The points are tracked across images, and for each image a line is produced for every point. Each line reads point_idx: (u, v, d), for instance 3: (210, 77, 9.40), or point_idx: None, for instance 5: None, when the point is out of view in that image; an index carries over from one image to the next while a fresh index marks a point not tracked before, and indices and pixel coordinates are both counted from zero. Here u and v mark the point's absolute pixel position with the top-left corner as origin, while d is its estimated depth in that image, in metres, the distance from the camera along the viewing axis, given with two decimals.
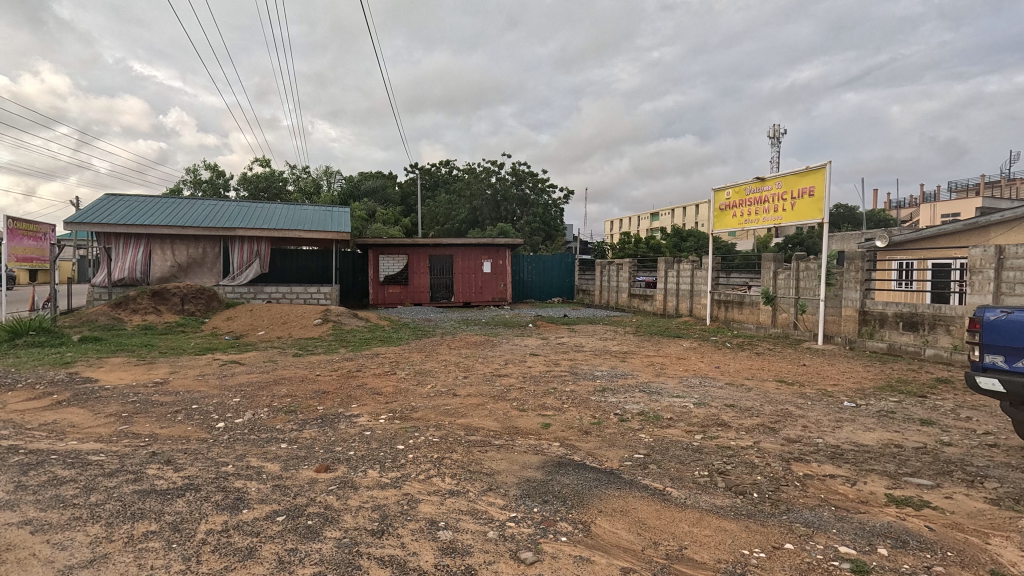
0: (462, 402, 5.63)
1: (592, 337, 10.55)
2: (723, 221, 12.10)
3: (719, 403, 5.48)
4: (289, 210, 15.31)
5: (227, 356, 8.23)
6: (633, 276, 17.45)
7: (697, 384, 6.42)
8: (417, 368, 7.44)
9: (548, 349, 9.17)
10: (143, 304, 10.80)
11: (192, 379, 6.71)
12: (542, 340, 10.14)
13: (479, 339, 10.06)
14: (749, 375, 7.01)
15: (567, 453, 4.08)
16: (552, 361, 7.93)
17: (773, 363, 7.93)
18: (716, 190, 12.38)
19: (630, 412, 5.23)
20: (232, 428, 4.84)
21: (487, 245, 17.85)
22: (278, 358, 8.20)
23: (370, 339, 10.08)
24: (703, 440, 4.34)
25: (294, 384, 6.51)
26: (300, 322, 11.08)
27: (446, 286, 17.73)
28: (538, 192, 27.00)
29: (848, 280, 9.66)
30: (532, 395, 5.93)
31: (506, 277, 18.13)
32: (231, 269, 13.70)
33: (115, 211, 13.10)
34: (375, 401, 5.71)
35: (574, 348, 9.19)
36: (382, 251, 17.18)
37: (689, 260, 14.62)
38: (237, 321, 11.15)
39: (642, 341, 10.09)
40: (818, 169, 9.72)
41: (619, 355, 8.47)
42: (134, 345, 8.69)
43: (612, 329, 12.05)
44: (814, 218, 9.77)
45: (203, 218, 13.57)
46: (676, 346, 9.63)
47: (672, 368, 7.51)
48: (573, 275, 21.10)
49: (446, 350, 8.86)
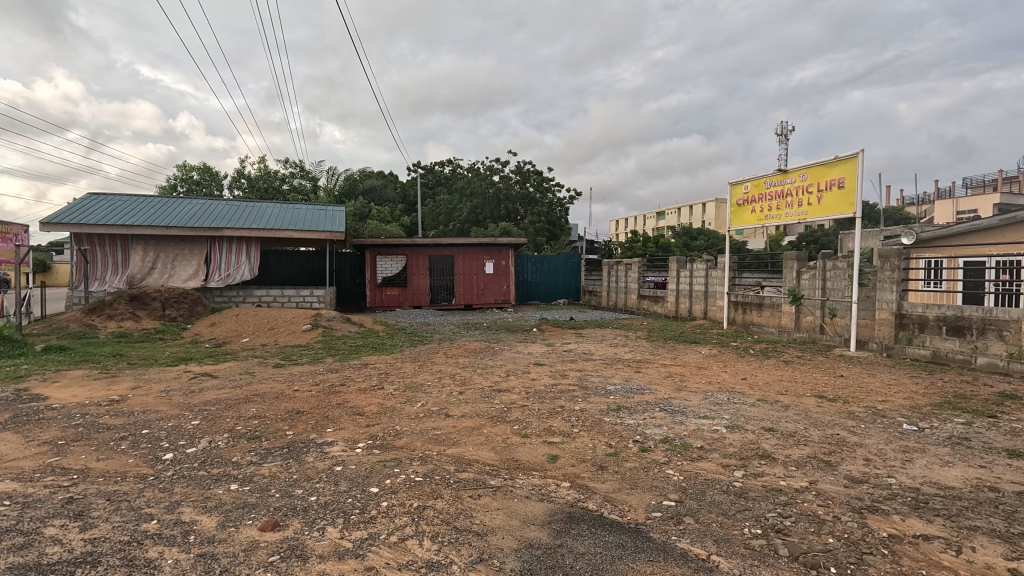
0: (455, 425, 4.84)
1: (602, 343, 9.75)
2: (741, 218, 11.26)
3: (755, 427, 4.67)
4: (281, 209, 14.61)
5: (202, 367, 7.50)
6: (643, 276, 16.60)
7: (726, 402, 5.60)
8: (409, 381, 6.66)
9: (555, 357, 8.36)
10: (120, 310, 10.11)
11: (154, 396, 5.96)
12: (547, 347, 9.34)
13: (479, 347, 9.26)
14: (783, 390, 6.18)
15: (580, 499, 3.29)
16: (559, 372, 7.13)
17: (805, 373, 7.09)
18: (733, 184, 11.53)
19: (652, 438, 4.43)
20: (180, 461, 4.08)
21: (489, 245, 17.07)
22: (257, 369, 7.47)
23: (362, 347, 9.33)
24: (746, 480, 3.54)
25: (268, 402, 5.76)
26: (288, 328, 10.35)
27: (447, 288, 16.96)
28: (542, 191, 26.16)
29: (883, 280, 8.80)
30: (536, 415, 5.15)
31: (510, 277, 17.36)
32: (219, 271, 13.01)
33: (97, 210, 12.43)
34: (354, 424, 4.94)
35: (583, 357, 8.37)
36: (379, 251, 16.44)
37: (703, 259, 13.81)
38: (221, 327, 10.44)
39: (657, 348, 9.27)
40: (849, 158, 8.84)
41: (634, 365, 7.67)
42: (103, 355, 7.98)
43: (622, 333, 11.24)
44: (845, 212, 8.91)
45: (189, 217, 12.89)
46: (694, 353, 8.80)
47: (694, 381, 6.70)
48: (579, 276, 20.27)
49: (442, 360, 8.08)
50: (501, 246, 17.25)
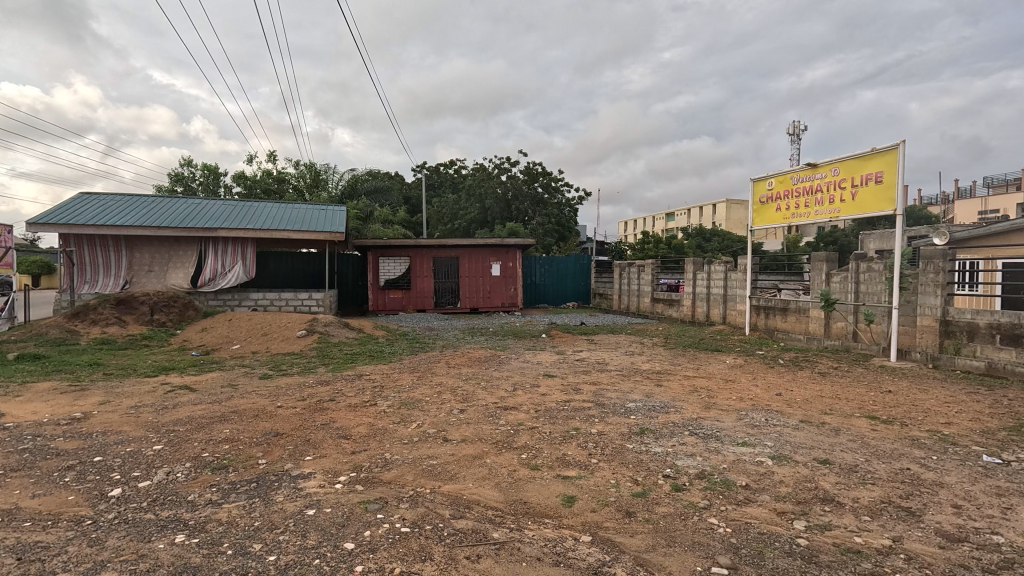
0: (454, 454, 4.18)
1: (616, 352, 9.04)
2: (766, 216, 10.53)
3: (807, 458, 3.96)
4: (279, 208, 14.08)
5: (183, 378, 6.90)
6: (656, 279, 15.91)
7: (765, 424, 4.88)
8: (405, 395, 6.01)
9: (566, 368, 7.66)
10: (105, 315, 9.55)
11: (121, 414, 5.35)
12: (558, 356, 8.65)
13: (484, 355, 8.59)
14: (827, 409, 5.45)
15: (606, 562, 2.60)
16: (571, 386, 6.45)
17: (847, 388, 6.35)
18: (755, 180, 10.80)
19: (686, 472, 3.73)
20: (127, 500, 3.45)
21: (496, 246, 16.41)
22: (242, 381, 6.84)
23: (359, 355, 8.70)
24: (811, 535, 2.84)
25: (245, 421, 5.12)
26: (282, 334, 9.76)
27: (452, 291, 16.35)
28: (551, 191, 25.46)
29: (925, 283, 8.02)
30: (547, 440, 4.47)
31: (517, 280, 16.70)
32: (215, 272, 12.51)
33: (88, 210, 11.95)
34: (338, 451, 4.29)
35: (597, 367, 7.66)
36: (381, 253, 15.85)
37: (721, 261, 13.08)
38: (212, 333, 9.88)
39: (676, 357, 8.56)
40: (889, 150, 8.11)
41: (654, 378, 6.97)
42: (79, 364, 7.41)
43: (637, 340, 10.53)
44: (884, 210, 8.16)
45: (183, 217, 12.38)
46: (718, 363, 8.06)
47: (724, 397, 5.98)
48: (589, 278, 19.58)
49: (443, 370, 7.44)
50: (508, 247, 16.60)
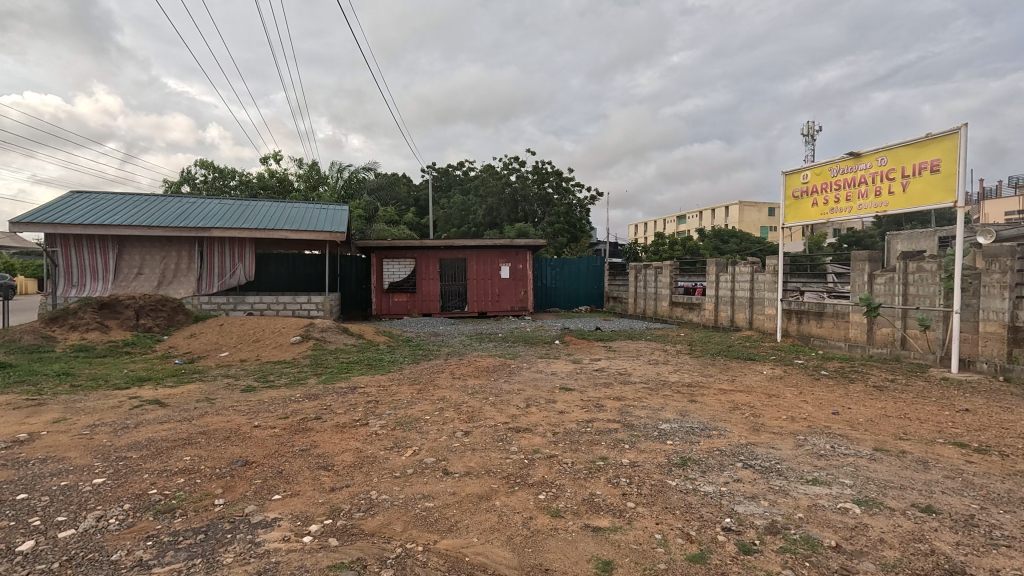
0: (456, 494, 3.37)
1: (638, 361, 8.19)
2: (800, 212, 9.66)
3: (904, 505, 3.10)
4: (278, 208, 13.42)
5: (156, 390, 6.18)
6: (675, 281, 15.06)
7: (834, 454, 4.01)
8: (402, 413, 5.22)
9: (583, 380, 6.83)
10: (86, 319, 8.90)
11: (72, 435, 4.61)
12: (575, 366, 7.83)
13: (493, 364, 7.79)
14: (902, 433, 4.56)
15: None
16: (592, 403, 5.63)
17: (914, 405, 5.46)
18: (788, 173, 9.93)
19: (752, 525, 2.89)
20: (34, 559, 2.68)
21: (505, 247, 15.65)
22: (222, 393, 6.10)
23: (355, 364, 7.94)
24: None
25: (211, 445, 4.35)
26: (274, 341, 9.05)
27: (459, 294, 15.61)
28: (562, 191, 24.64)
29: (990, 285, 7.09)
30: (570, 475, 3.64)
31: (527, 282, 15.90)
32: (211, 277, 11.99)
33: (76, 209, 11.36)
34: (314, 488, 3.51)
35: (619, 380, 6.82)
36: (385, 254, 15.14)
37: (747, 263, 12.20)
38: (200, 340, 9.20)
39: (707, 367, 7.71)
40: (947, 135, 7.21)
41: (686, 392, 6.12)
42: (47, 374, 6.72)
43: (659, 347, 9.66)
44: (941, 202, 7.26)
45: (176, 216, 11.75)
46: (754, 375, 7.17)
47: (773, 416, 5.11)
48: (602, 281, 18.72)
49: (447, 382, 6.66)
50: (518, 248, 15.81)
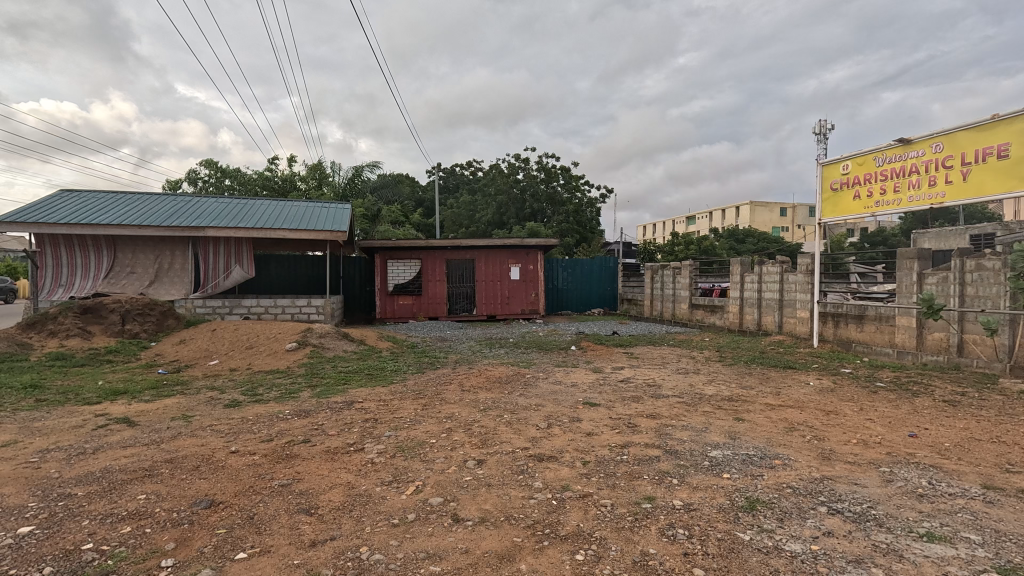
0: (469, 555, 2.62)
1: (666, 370, 7.41)
2: (840, 206, 8.86)
3: None
4: (277, 206, 12.77)
5: (129, 405, 5.50)
6: (694, 283, 14.24)
7: (938, 495, 3.22)
8: (404, 435, 4.49)
9: (609, 393, 6.07)
10: (66, 325, 8.27)
11: (15, 463, 3.92)
12: (597, 376, 7.07)
13: (506, 374, 7.05)
14: (1008, 464, 3.75)
15: None
16: (623, 423, 4.87)
17: (1006, 426, 4.63)
18: (825, 163, 9.13)
19: None
20: None
21: (515, 247, 14.90)
22: (201, 409, 5.39)
23: (354, 374, 7.22)
24: None
25: (174, 478, 3.63)
26: (268, 348, 8.37)
27: (467, 297, 14.89)
28: (572, 189, 23.85)
29: None
30: (611, 525, 2.89)
31: (539, 284, 15.15)
32: (207, 276, 11.37)
33: (63, 208, 10.76)
34: (290, 543, 2.77)
35: (649, 393, 6.05)
36: (390, 255, 14.47)
37: (776, 262, 11.36)
38: (189, 347, 8.54)
39: (744, 378, 6.92)
40: (1017, 116, 6.40)
41: (729, 409, 5.35)
42: (12, 386, 6.06)
43: (686, 354, 8.85)
44: (1012, 190, 6.43)
45: (169, 215, 11.13)
46: (801, 387, 6.36)
47: (841, 441, 4.32)
48: (615, 282, 17.93)
49: (456, 395, 5.92)
50: (529, 249, 15.09)
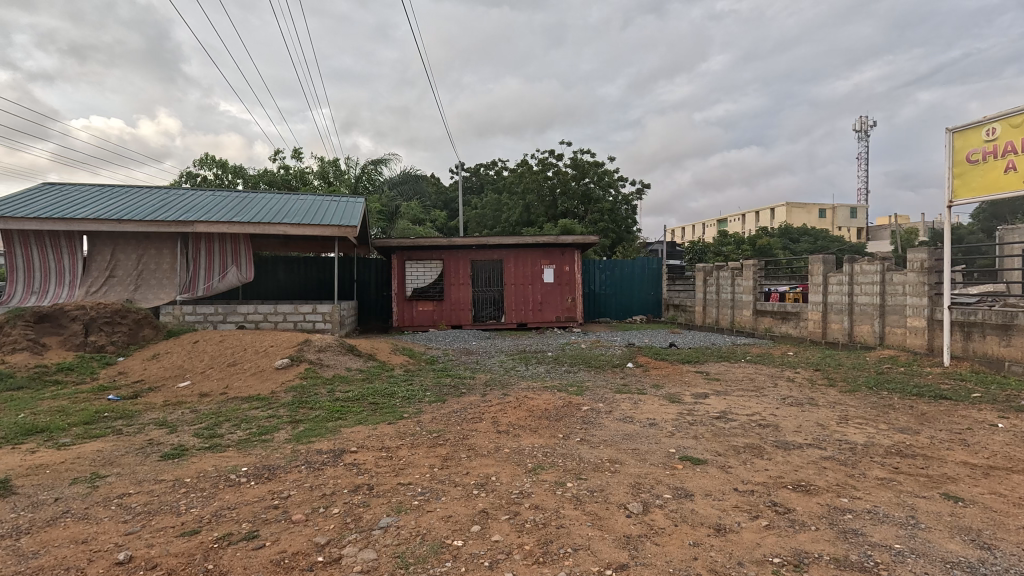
0: None
1: (771, 401, 5.49)
2: (982, 182, 6.83)
3: None
4: (281, 200, 11.29)
5: (28, 455, 3.86)
6: (759, 286, 12.18)
7: None
8: (412, 530, 2.71)
9: (710, 440, 4.20)
10: (14, 336, 6.84)
11: None
12: (679, 409, 5.20)
13: (555, 405, 5.25)
14: None
15: None
16: (766, 505, 2.98)
17: None
18: (957, 130, 7.14)
19: None
20: None
21: (549, 245, 13.11)
22: (124, 464, 3.71)
23: (355, 402, 5.51)
24: None
25: None
26: (254, 365, 6.77)
27: (494, 302, 13.16)
28: (606, 186, 21.94)
29: None
30: None
31: (576, 287, 13.31)
32: (198, 278, 9.93)
33: (38, 202, 9.45)
34: None
35: (769, 440, 4.16)
36: (408, 256, 12.84)
37: (875, 259, 9.26)
38: (161, 363, 7.01)
39: (889, 415, 4.93)
40: None
41: (920, 477, 3.40)
42: None
43: (779, 376, 6.90)
44: None
45: (156, 209, 9.72)
46: (990, 432, 4.36)
47: None
48: (659, 286, 15.97)
49: (489, 443, 4.13)
50: (564, 248, 13.28)
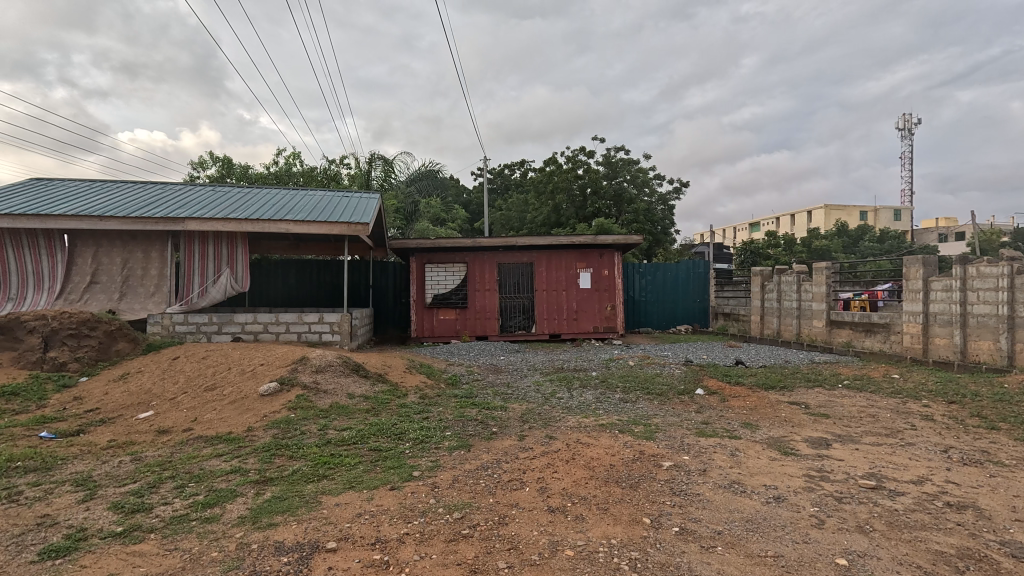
0: None
1: (932, 456, 3.87)
2: None
3: None
4: (287, 196, 10.08)
5: None
6: (834, 293, 10.43)
7: None
8: None
9: (892, 538, 2.64)
10: None
11: None
12: (804, 469, 3.64)
13: (625, 460, 3.74)
14: None
15: None
16: None
17: None
18: None
19: None
20: None
21: (586, 246, 11.60)
22: None
23: (351, 448, 4.12)
24: None
25: None
26: (235, 391, 5.45)
27: (523, 310, 11.72)
28: (640, 184, 20.32)
29: None
30: None
31: (617, 293, 11.77)
32: (192, 283, 8.82)
33: (17, 199, 8.45)
34: None
35: (994, 543, 2.58)
36: (427, 259, 11.50)
37: (998, 260, 7.46)
38: (129, 385, 5.77)
39: None
40: None
41: None
42: None
43: (909, 412, 5.23)
44: None
45: (144, 206, 8.59)
46: None
47: None
48: (707, 292, 14.27)
49: (541, 535, 2.66)
50: (602, 249, 11.75)
